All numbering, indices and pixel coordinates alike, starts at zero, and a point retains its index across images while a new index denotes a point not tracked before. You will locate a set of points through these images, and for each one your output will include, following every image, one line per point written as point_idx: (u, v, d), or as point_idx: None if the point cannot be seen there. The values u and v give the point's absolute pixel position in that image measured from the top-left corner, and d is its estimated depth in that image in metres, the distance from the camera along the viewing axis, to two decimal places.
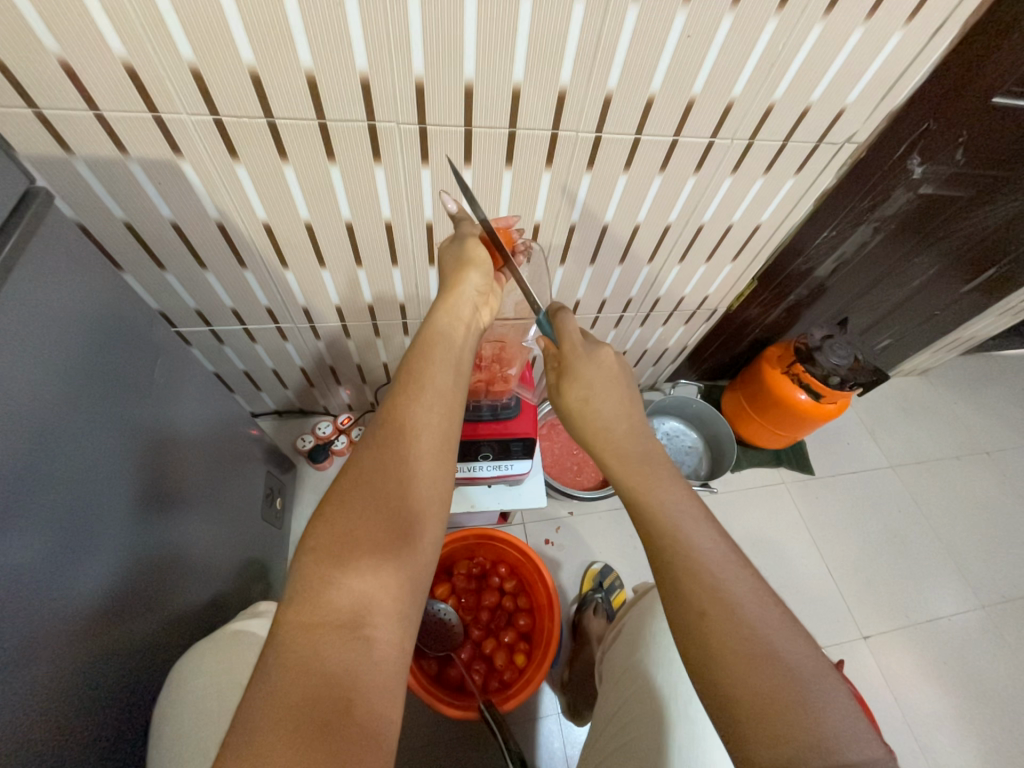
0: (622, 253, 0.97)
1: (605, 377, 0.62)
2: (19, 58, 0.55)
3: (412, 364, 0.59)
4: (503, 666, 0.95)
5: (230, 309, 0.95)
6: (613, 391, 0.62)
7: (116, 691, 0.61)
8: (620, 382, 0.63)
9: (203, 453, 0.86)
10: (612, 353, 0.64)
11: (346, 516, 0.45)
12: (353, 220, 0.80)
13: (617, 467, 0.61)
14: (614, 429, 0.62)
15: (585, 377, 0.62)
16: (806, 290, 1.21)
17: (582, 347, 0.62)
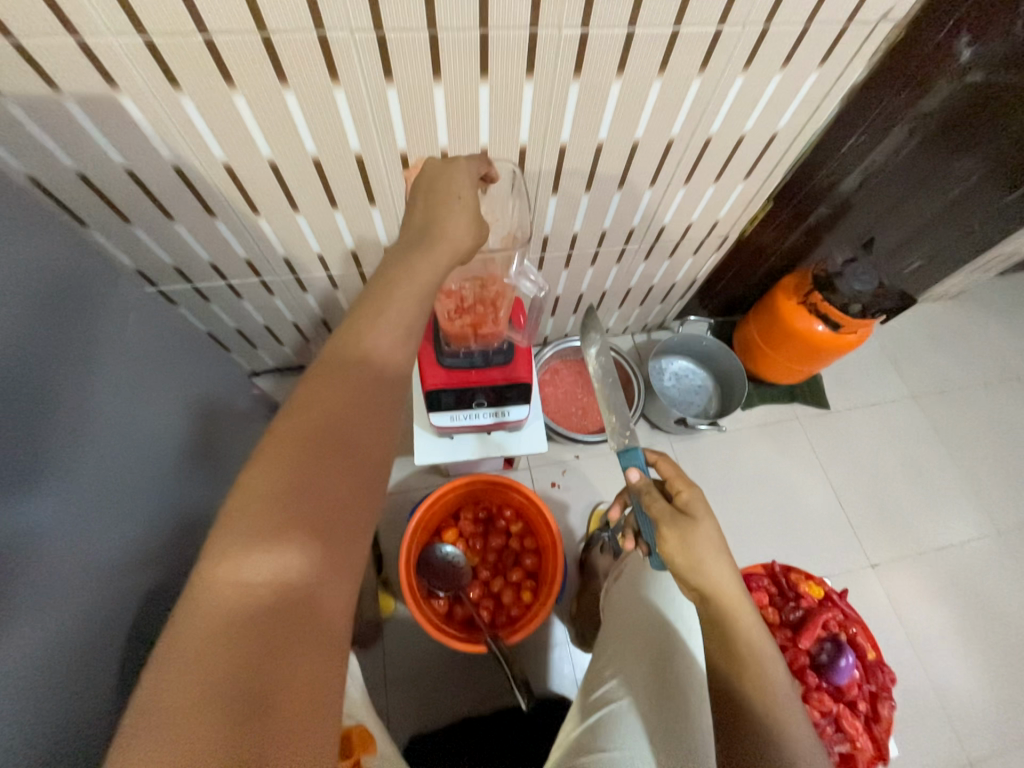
0: (622, 176, 0.88)
1: (710, 544, 0.60)
2: None
3: (377, 289, 0.51)
4: (510, 602, 0.98)
5: (209, 263, 0.91)
6: (712, 538, 0.60)
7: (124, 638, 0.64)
8: (725, 557, 0.60)
9: (192, 411, 0.84)
10: (719, 532, 0.61)
11: (290, 467, 0.41)
12: (320, 157, 0.73)
13: (725, 622, 0.59)
14: (717, 591, 0.59)
15: (692, 535, 0.60)
16: (828, 209, 1.11)
17: (696, 510, 0.63)
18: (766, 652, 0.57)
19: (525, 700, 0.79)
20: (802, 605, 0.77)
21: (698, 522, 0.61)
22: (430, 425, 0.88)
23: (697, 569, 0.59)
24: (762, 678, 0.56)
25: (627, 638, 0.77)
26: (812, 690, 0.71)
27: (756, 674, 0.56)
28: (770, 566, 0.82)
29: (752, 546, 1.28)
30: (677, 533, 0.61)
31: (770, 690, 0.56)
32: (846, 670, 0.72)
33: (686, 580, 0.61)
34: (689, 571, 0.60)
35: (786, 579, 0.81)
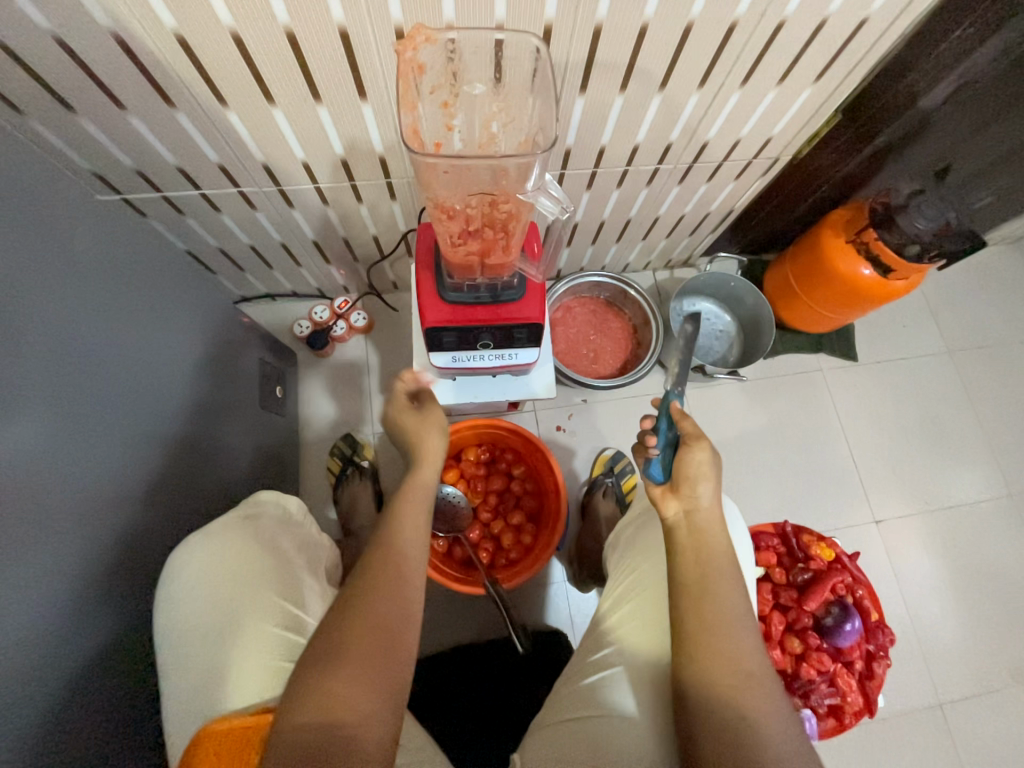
0: (666, 73, 0.72)
1: (714, 464, 0.69)
2: None
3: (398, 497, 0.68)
4: (510, 545, 0.97)
5: (177, 168, 0.79)
6: (717, 463, 0.70)
7: (107, 572, 0.62)
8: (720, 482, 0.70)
9: (164, 339, 0.76)
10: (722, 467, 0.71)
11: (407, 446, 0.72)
12: (295, 29, 0.59)
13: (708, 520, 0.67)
14: (711, 497, 0.68)
15: (703, 453, 0.69)
16: (902, 129, 0.93)
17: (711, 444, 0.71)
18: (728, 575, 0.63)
19: (522, 643, 0.79)
20: (811, 567, 0.76)
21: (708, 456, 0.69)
22: (432, 366, 0.81)
23: (690, 484, 0.68)
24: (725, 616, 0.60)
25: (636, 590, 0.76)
26: (810, 647, 0.72)
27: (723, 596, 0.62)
28: (782, 525, 0.80)
29: (757, 497, 1.26)
30: (697, 445, 0.70)
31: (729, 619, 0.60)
32: (850, 633, 0.71)
33: (686, 481, 0.69)
34: (693, 472, 0.68)
35: (797, 540, 0.78)
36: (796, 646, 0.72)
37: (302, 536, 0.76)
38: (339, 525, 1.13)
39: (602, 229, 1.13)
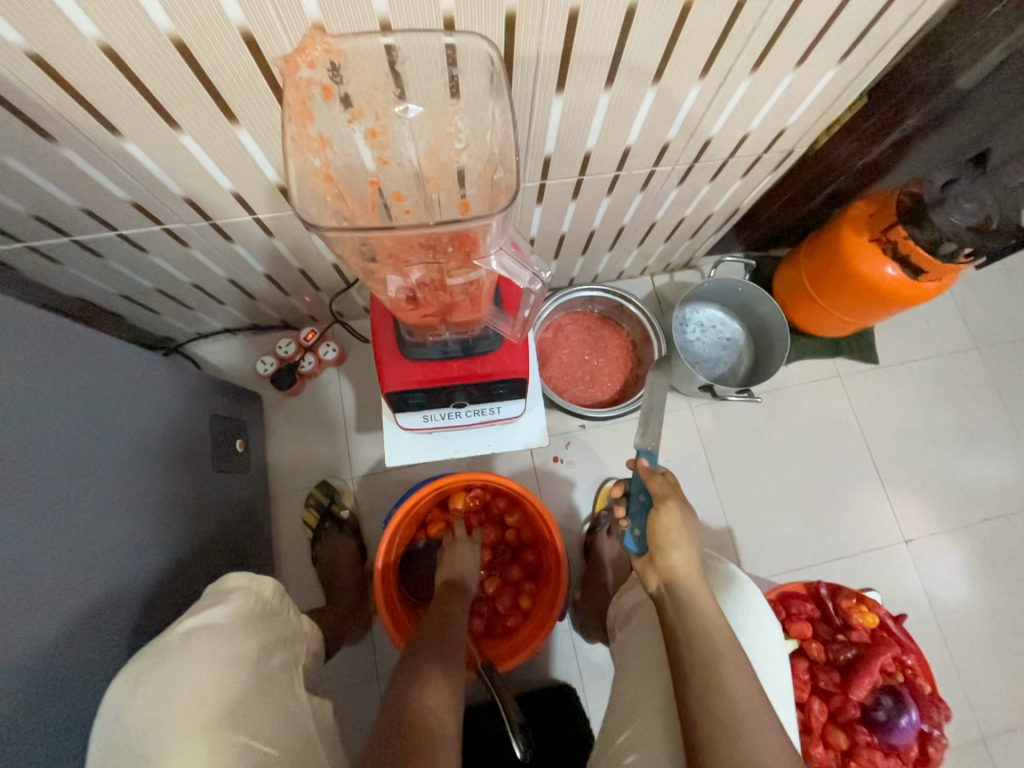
0: (661, 63, 0.59)
1: (681, 523, 0.62)
2: None
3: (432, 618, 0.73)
4: (506, 609, 0.87)
5: (82, 209, 0.66)
6: (687, 520, 0.63)
7: (33, 715, 0.52)
8: (694, 542, 0.62)
9: (95, 411, 0.65)
10: (695, 525, 0.64)
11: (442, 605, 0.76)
12: (184, 37, 0.46)
13: (684, 592, 0.58)
14: (683, 564, 0.60)
15: (670, 516, 0.62)
16: (935, 110, 0.80)
17: (680, 500, 0.65)
18: (727, 653, 0.53)
19: (521, 747, 0.68)
20: (852, 642, 0.66)
21: (681, 516, 0.62)
22: (400, 425, 0.70)
23: (664, 551, 0.61)
24: (731, 704, 0.50)
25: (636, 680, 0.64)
26: (860, 743, 0.62)
27: (724, 680, 0.51)
28: (815, 587, 0.70)
29: (775, 522, 1.16)
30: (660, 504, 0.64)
31: (740, 708, 0.50)
32: (906, 725, 0.61)
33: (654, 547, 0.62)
34: (659, 532, 0.61)
35: (834, 605, 0.68)
36: (842, 740, 0.62)
37: (274, 632, 0.67)
38: (320, 584, 1.03)
39: (592, 239, 1.00)
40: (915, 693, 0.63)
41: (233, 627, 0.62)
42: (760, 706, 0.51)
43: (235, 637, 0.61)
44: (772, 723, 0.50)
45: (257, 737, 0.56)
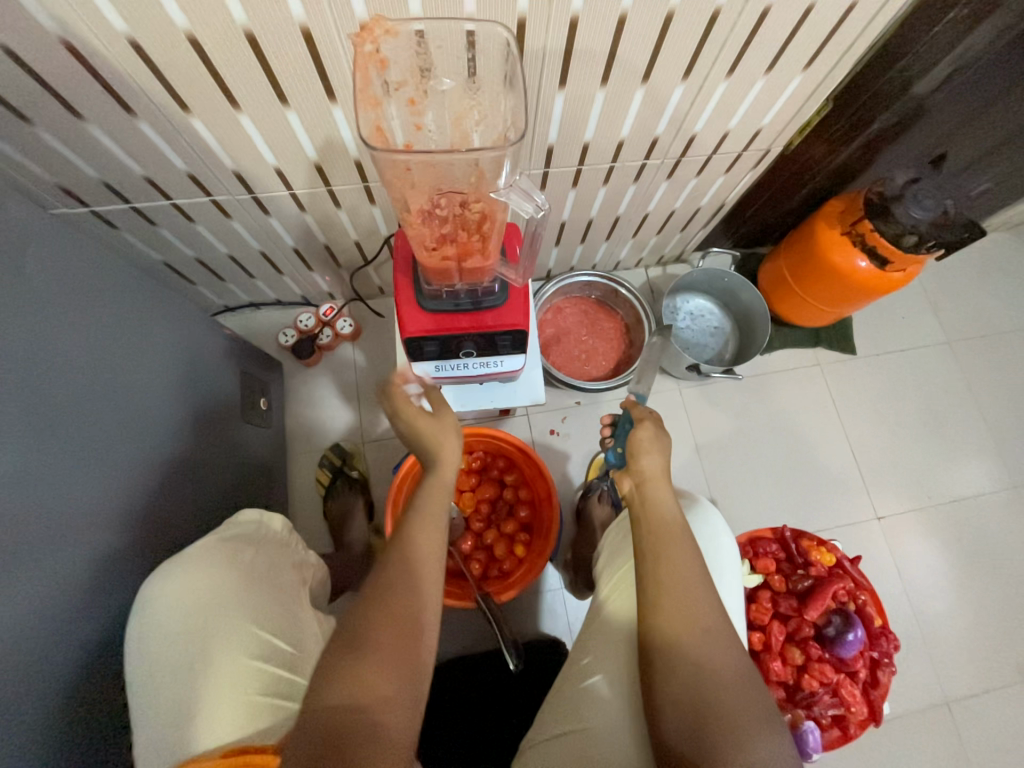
0: (649, 64, 0.69)
1: (655, 437, 0.66)
2: None
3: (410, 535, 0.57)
4: (502, 555, 0.95)
5: (145, 178, 0.76)
6: (661, 435, 0.66)
7: (88, 601, 0.60)
8: (664, 453, 0.66)
9: (135, 351, 0.74)
10: (667, 441, 0.67)
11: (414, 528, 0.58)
12: (254, 30, 0.56)
13: (651, 492, 0.62)
14: (652, 470, 0.63)
15: (644, 432, 0.66)
16: (896, 116, 0.91)
17: (656, 421, 0.68)
18: (681, 541, 0.57)
19: (514, 660, 0.78)
20: (811, 574, 0.73)
21: (655, 430, 0.66)
22: (414, 375, 0.79)
23: (635, 457, 0.64)
24: (679, 577, 0.55)
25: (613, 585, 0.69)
26: (812, 658, 0.70)
27: (673, 559, 0.56)
28: (781, 530, 0.77)
29: (756, 496, 1.24)
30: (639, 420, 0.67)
31: (682, 577, 0.55)
32: (853, 643, 0.69)
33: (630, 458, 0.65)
34: (634, 443, 0.65)
35: (796, 545, 0.76)
36: (797, 656, 0.70)
37: (287, 558, 0.73)
38: (330, 539, 1.10)
39: (590, 227, 1.10)
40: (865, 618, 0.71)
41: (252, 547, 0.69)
42: (707, 583, 0.55)
43: (250, 555, 0.67)
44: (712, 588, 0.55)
45: (268, 632, 0.61)
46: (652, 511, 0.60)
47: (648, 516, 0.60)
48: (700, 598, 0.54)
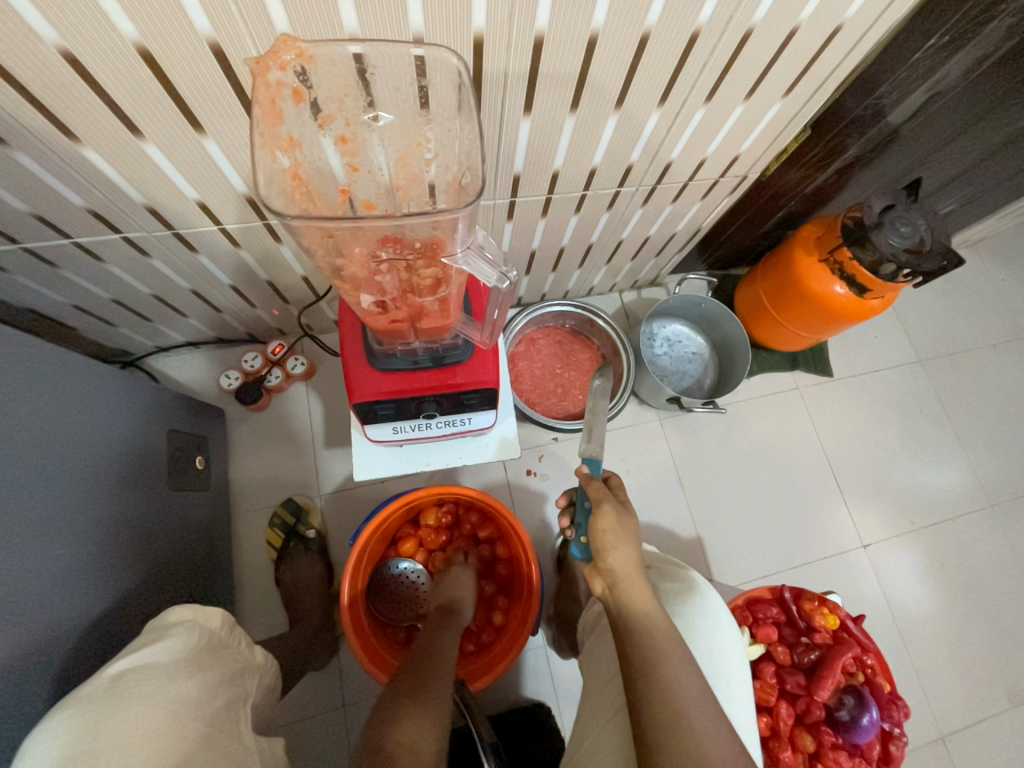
0: (623, 90, 0.63)
1: (618, 529, 0.59)
2: None
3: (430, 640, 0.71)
4: (480, 626, 0.86)
5: (34, 215, 0.63)
6: (626, 523, 0.60)
7: None
8: (633, 544, 0.59)
9: (43, 424, 0.61)
10: (634, 523, 0.61)
11: (431, 635, 0.72)
12: (150, 45, 0.46)
13: (625, 599, 0.57)
14: (621, 568, 0.58)
15: (606, 525, 0.59)
16: (871, 143, 0.88)
17: (615, 501, 0.62)
18: (672, 655, 0.53)
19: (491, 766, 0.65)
20: (816, 644, 0.67)
21: (615, 515, 0.59)
22: (369, 437, 0.69)
23: (602, 557, 0.58)
24: (672, 699, 0.50)
25: (602, 691, 0.62)
26: (825, 745, 0.63)
27: (663, 675, 0.51)
28: (780, 592, 0.72)
29: (741, 528, 1.19)
30: (597, 509, 0.60)
31: (680, 699, 0.50)
32: (868, 725, 0.63)
33: (596, 558, 0.59)
34: (597, 541, 0.59)
35: (797, 608, 0.70)
36: (808, 744, 0.64)
37: (224, 669, 0.62)
38: (283, 607, 0.98)
39: (562, 255, 1.03)
40: (874, 691, 0.66)
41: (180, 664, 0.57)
42: (706, 699, 0.51)
43: (177, 677, 0.55)
44: (711, 701, 0.51)
45: None
46: (635, 620, 0.55)
47: (626, 625, 0.56)
48: (703, 719, 0.49)
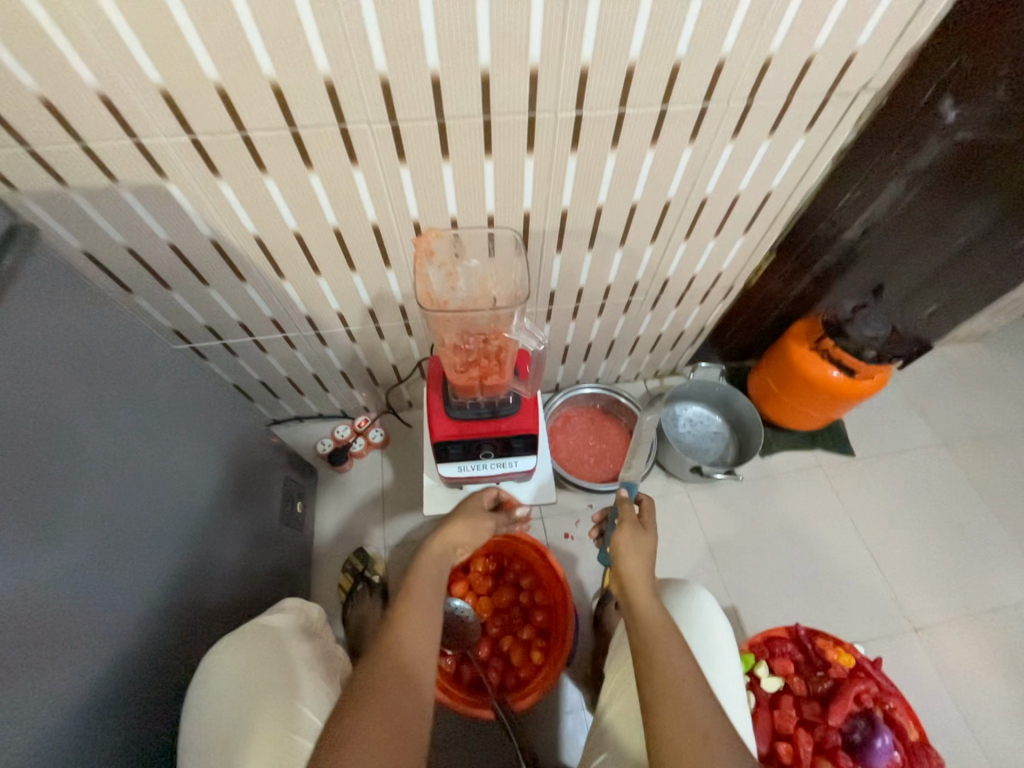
0: (623, 234, 0.92)
1: (635, 543, 0.75)
2: (15, 110, 0.57)
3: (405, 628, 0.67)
4: (519, 663, 0.94)
5: (237, 321, 0.98)
6: (641, 540, 0.75)
7: (124, 708, 0.62)
8: (648, 556, 0.74)
9: (202, 457, 0.85)
10: (651, 540, 0.77)
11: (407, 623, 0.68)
12: (340, 227, 0.80)
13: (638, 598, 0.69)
14: (635, 573, 0.71)
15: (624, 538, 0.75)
16: (833, 258, 1.12)
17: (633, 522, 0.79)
18: (672, 640, 0.63)
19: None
20: (830, 674, 0.79)
21: (630, 530, 0.77)
22: (439, 475, 0.90)
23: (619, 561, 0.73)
24: (668, 672, 0.60)
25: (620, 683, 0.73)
26: None
27: (662, 651, 0.62)
28: (795, 630, 0.83)
29: (778, 603, 1.21)
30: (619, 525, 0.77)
31: (675, 674, 0.60)
32: (881, 748, 0.73)
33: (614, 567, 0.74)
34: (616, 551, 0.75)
35: (813, 645, 0.82)
36: (827, 766, 0.73)
37: (326, 646, 0.78)
38: (346, 647, 1.10)
39: (591, 348, 1.28)
40: (889, 721, 0.75)
41: (259, 636, 0.69)
42: (696, 673, 0.61)
43: (295, 638, 0.73)
44: (700, 678, 0.61)
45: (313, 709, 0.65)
46: (645, 612, 0.67)
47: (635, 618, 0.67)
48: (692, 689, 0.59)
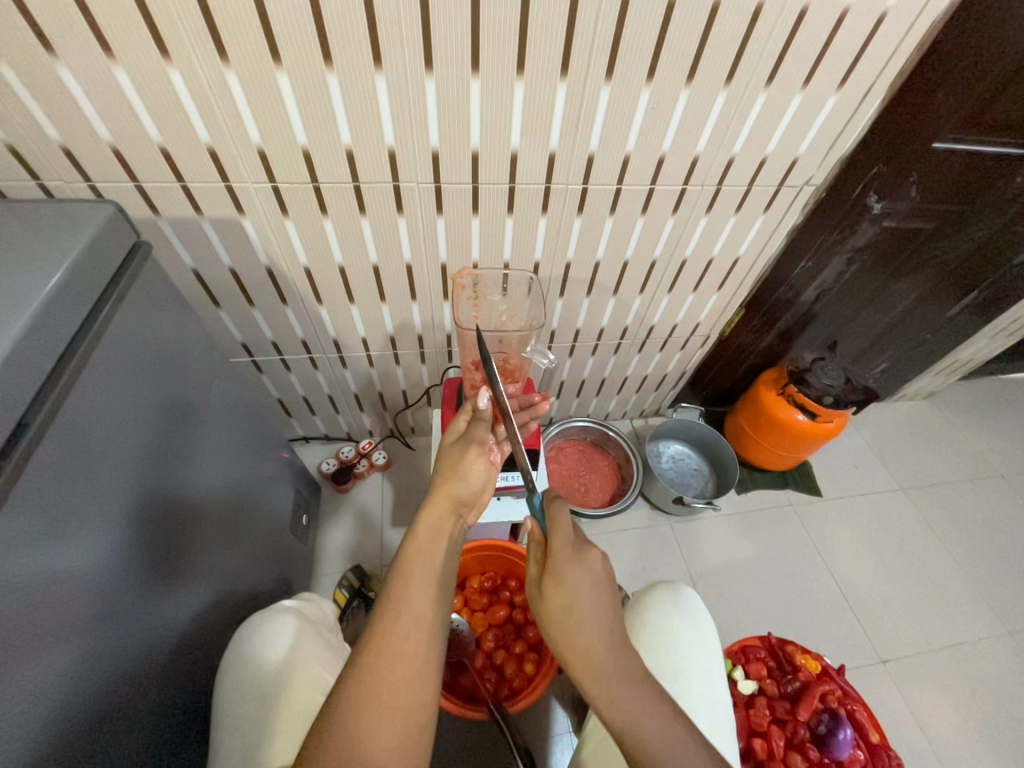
0: (616, 285, 1.09)
1: (581, 583, 0.57)
2: (138, 153, 0.71)
3: (397, 592, 0.56)
4: (512, 674, 0.98)
5: (271, 340, 1.08)
6: (581, 579, 0.57)
7: (148, 686, 0.65)
8: (598, 590, 0.58)
9: (234, 453, 0.89)
10: (599, 556, 0.61)
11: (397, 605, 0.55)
12: (379, 263, 0.93)
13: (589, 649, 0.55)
14: (583, 622, 0.56)
15: (562, 580, 0.58)
16: (793, 318, 1.30)
17: (567, 546, 0.60)
18: (641, 687, 0.55)
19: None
20: (799, 677, 0.92)
21: (554, 603, 0.57)
22: None
23: (561, 611, 0.57)
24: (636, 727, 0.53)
25: None
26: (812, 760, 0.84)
27: (625, 707, 0.53)
28: (769, 639, 0.96)
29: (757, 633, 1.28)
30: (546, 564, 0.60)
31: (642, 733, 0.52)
32: (843, 740, 0.85)
33: (550, 616, 0.58)
34: (550, 600, 0.58)
35: (783, 652, 0.95)
36: (798, 758, 0.84)
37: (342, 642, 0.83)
38: None
39: (584, 385, 1.41)
40: (849, 715, 0.88)
41: (269, 649, 0.70)
42: None
43: (322, 628, 0.80)
44: None
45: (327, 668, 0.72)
46: (600, 664, 0.55)
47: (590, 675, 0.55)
48: None
